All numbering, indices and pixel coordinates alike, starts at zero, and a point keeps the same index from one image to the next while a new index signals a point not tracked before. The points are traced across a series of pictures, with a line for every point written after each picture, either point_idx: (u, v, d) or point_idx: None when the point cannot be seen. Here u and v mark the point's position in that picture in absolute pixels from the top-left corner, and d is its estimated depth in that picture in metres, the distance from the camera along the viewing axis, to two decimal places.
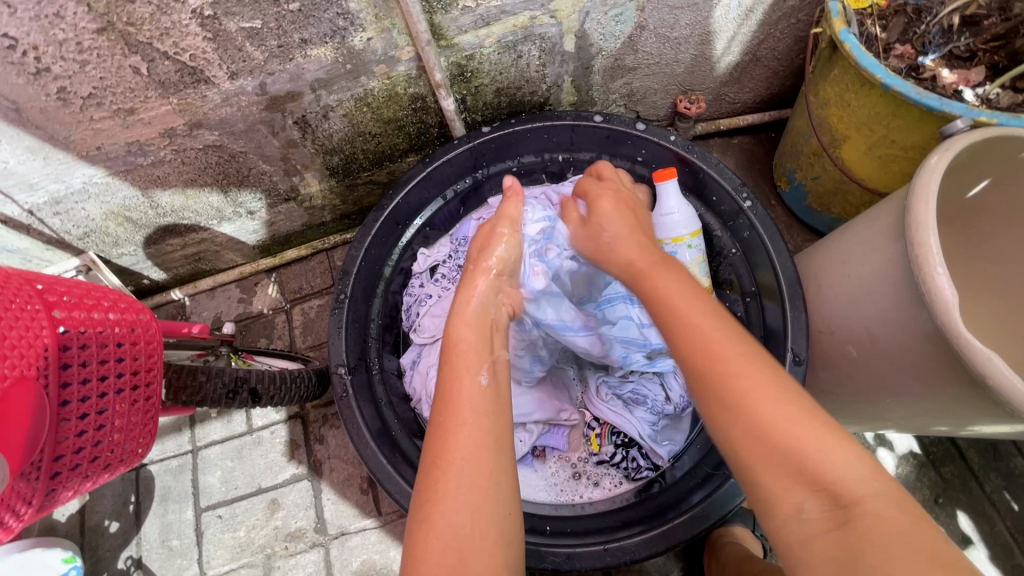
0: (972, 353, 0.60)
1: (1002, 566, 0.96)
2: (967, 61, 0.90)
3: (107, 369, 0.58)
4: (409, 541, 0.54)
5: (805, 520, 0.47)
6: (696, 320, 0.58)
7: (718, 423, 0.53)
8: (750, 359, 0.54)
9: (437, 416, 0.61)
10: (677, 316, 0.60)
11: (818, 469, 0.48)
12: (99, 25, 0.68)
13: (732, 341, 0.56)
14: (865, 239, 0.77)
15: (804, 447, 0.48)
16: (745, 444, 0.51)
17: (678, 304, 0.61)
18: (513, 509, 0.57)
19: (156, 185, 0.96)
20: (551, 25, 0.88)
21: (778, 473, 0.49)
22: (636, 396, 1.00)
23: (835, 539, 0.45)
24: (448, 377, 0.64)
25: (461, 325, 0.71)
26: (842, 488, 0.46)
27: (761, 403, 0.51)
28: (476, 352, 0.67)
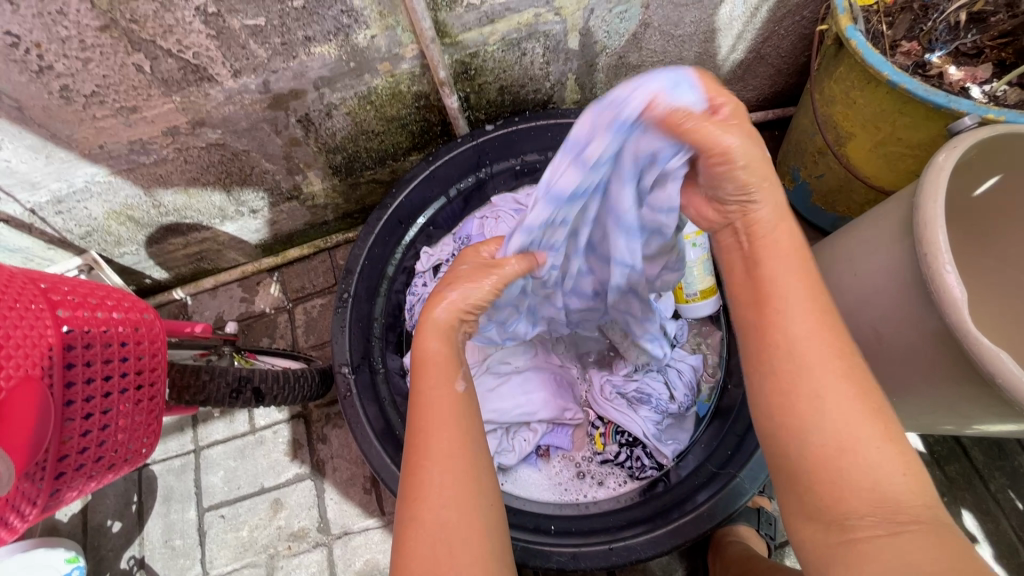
0: (981, 352, 0.60)
1: (1007, 565, 0.96)
2: (974, 58, 0.89)
3: (112, 369, 0.58)
4: (397, 539, 0.54)
5: (852, 525, 0.47)
6: (794, 309, 0.54)
7: (790, 423, 0.51)
8: (844, 360, 0.52)
9: (414, 425, 0.58)
10: (774, 300, 0.55)
11: (885, 483, 0.47)
12: (102, 23, 0.68)
13: (826, 339, 0.52)
14: (872, 237, 0.77)
15: (878, 463, 0.48)
16: (817, 448, 0.49)
17: (775, 285, 0.55)
18: (494, 500, 0.57)
19: (159, 184, 0.96)
20: (555, 23, 0.88)
21: (844, 483, 0.48)
22: (640, 394, 1.00)
23: (883, 547, 0.45)
24: (421, 385, 0.60)
25: (428, 335, 0.63)
26: (901, 504, 0.47)
27: (846, 412, 0.49)
28: (450, 360, 0.62)
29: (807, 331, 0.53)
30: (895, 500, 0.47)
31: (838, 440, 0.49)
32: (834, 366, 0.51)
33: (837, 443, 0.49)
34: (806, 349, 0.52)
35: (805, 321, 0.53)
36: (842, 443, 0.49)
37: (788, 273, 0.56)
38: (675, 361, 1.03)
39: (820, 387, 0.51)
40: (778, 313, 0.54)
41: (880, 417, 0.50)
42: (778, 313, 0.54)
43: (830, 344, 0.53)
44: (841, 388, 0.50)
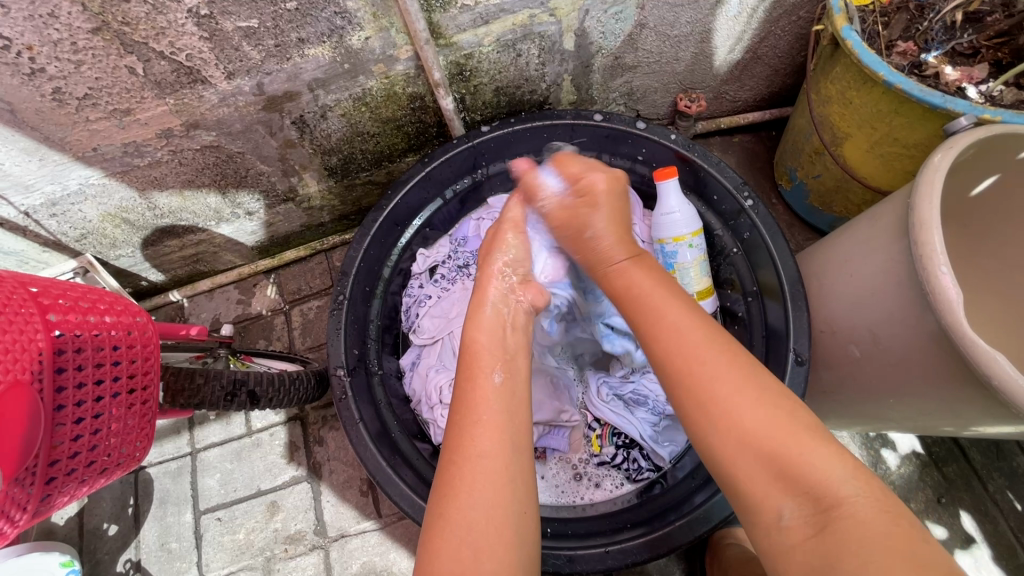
0: (977, 354, 0.59)
1: (1005, 567, 0.95)
2: (970, 58, 0.89)
3: (104, 373, 0.58)
4: (425, 540, 0.54)
5: (784, 525, 0.49)
6: (674, 322, 0.61)
7: (698, 431, 0.55)
8: (720, 353, 0.57)
9: (456, 417, 0.60)
10: (655, 316, 0.63)
11: (799, 472, 0.49)
12: (94, 25, 0.68)
13: (712, 345, 0.58)
14: (868, 238, 0.77)
15: (781, 449, 0.50)
16: (726, 449, 0.52)
17: (654, 302, 0.64)
18: (530, 509, 0.55)
19: (154, 186, 0.96)
20: (551, 23, 0.88)
21: (755, 474, 0.51)
22: (638, 397, 1.01)
23: (813, 542, 0.46)
24: (465, 379, 0.63)
25: (476, 329, 0.69)
26: (822, 488, 0.48)
27: (738, 410, 0.53)
28: (491, 352, 0.66)
29: (676, 332, 0.60)
30: (820, 486, 0.48)
31: (737, 429, 0.52)
32: (718, 366, 0.56)
33: (729, 437, 0.52)
34: (682, 352, 0.58)
35: (675, 323, 0.61)
36: (733, 434, 0.52)
37: (657, 293, 0.65)
38: None
39: (705, 380, 0.55)
40: (649, 326, 0.63)
41: (771, 405, 0.52)
42: (656, 325, 0.62)
43: (705, 344, 0.58)
44: (718, 383, 0.54)
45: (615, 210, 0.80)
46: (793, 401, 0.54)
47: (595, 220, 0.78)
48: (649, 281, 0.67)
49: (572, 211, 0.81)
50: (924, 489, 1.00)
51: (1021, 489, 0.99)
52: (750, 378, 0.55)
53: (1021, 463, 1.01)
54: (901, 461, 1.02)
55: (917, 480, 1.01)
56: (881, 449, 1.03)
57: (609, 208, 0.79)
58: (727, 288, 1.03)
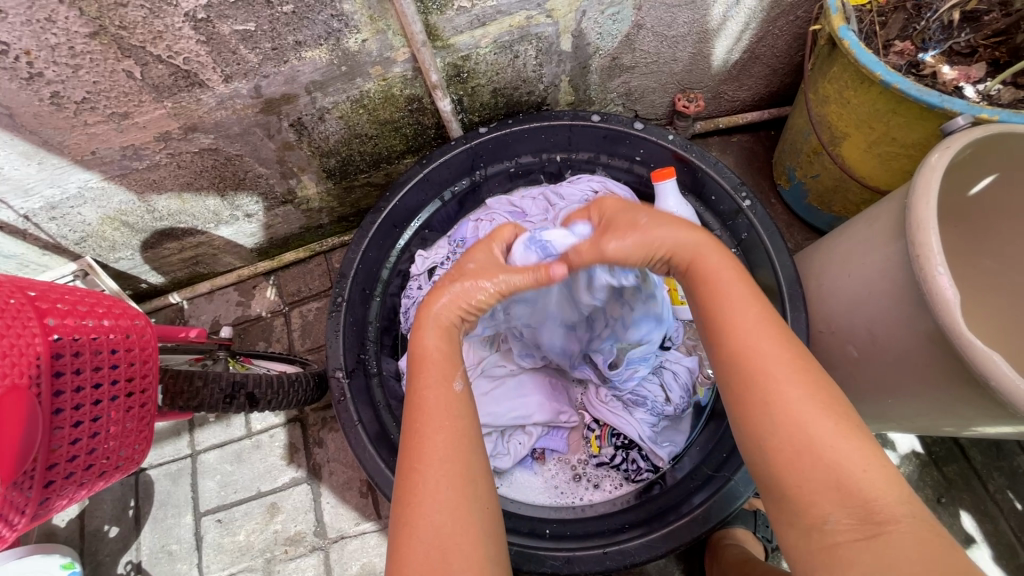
0: (975, 355, 0.59)
1: (1006, 566, 0.95)
2: (968, 57, 0.89)
3: (102, 377, 0.58)
4: (393, 542, 0.53)
5: (830, 530, 0.48)
6: (742, 315, 0.56)
7: (757, 430, 0.52)
8: (801, 366, 0.53)
9: (410, 424, 0.58)
10: (725, 307, 0.57)
11: (855, 486, 0.48)
12: (91, 29, 0.68)
13: (785, 348, 0.54)
14: (866, 238, 0.77)
15: (847, 463, 0.48)
16: (783, 454, 0.51)
17: (724, 290, 0.58)
18: (489, 504, 0.57)
19: (152, 189, 0.96)
20: (547, 25, 0.88)
21: (813, 483, 0.49)
22: (637, 397, 0.99)
23: (861, 550, 0.46)
24: (419, 387, 0.60)
25: (428, 332, 0.63)
26: (873, 501, 0.47)
27: (806, 417, 0.50)
28: (446, 358, 0.62)
29: (746, 338, 0.55)
30: (872, 500, 0.47)
31: (799, 436, 0.50)
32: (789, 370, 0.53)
33: (793, 444, 0.50)
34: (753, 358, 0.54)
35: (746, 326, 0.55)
36: (795, 443, 0.50)
37: (729, 284, 0.59)
38: (671, 362, 1.03)
39: (776, 388, 0.52)
40: (720, 325, 0.57)
41: (837, 416, 0.50)
42: (726, 320, 0.57)
43: (781, 352, 0.54)
44: (788, 392, 0.52)
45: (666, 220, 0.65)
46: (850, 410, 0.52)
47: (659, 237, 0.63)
48: (726, 265, 0.60)
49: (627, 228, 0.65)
50: (924, 489, 1.00)
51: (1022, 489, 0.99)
52: (817, 387, 0.52)
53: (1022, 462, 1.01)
54: (901, 461, 1.02)
55: (917, 480, 1.01)
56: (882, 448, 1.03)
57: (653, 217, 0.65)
58: None
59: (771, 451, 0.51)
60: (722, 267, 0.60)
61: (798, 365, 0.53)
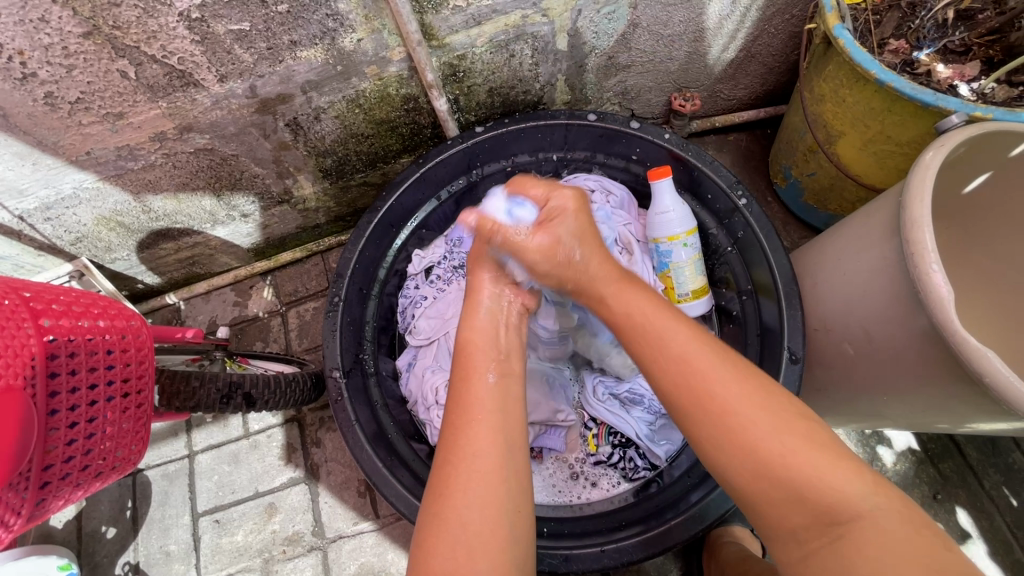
0: (969, 352, 0.59)
1: (1001, 563, 0.96)
2: (962, 56, 0.89)
3: (97, 378, 0.58)
4: (419, 542, 0.54)
5: (802, 538, 0.49)
6: (680, 351, 0.58)
7: (718, 461, 0.53)
8: (744, 385, 0.54)
9: (451, 420, 0.59)
10: (660, 348, 0.59)
11: (817, 494, 0.49)
12: (85, 29, 0.67)
13: (725, 373, 0.55)
14: (860, 235, 0.77)
15: (805, 473, 0.49)
16: (746, 476, 0.52)
17: (654, 333, 0.60)
18: (524, 505, 0.56)
19: (148, 189, 0.96)
20: (543, 24, 0.88)
21: (776, 498, 0.50)
22: (633, 396, 1.01)
23: (833, 556, 0.47)
24: (461, 380, 0.62)
25: (473, 327, 0.68)
26: (842, 505, 0.48)
27: (755, 435, 0.52)
28: (486, 350, 0.65)
29: (684, 362, 0.57)
30: (837, 503, 0.48)
31: (758, 450, 0.51)
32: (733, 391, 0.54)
33: (751, 462, 0.51)
34: (695, 382, 0.55)
35: (682, 349, 0.58)
36: (751, 459, 0.51)
37: (655, 324, 0.61)
38: None
39: (724, 403, 0.54)
40: (654, 353, 0.59)
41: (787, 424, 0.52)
42: (660, 344, 0.59)
43: (721, 378, 0.55)
44: (735, 408, 0.53)
45: (588, 231, 0.71)
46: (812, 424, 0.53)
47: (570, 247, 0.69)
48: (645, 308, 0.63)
49: (550, 244, 0.69)
50: (920, 486, 1.00)
51: (1017, 485, 1.00)
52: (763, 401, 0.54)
53: (1017, 459, 1.01)
54: (897, 458, 1.02)
55: (913, 477, 1.01)
56: (877, 446, 1.03)
57: (581, 225, 0.71)
58: (723, 287, 1.03)
59: (732, 471, 0.53)
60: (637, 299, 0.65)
61: (737, 376, 0.55)
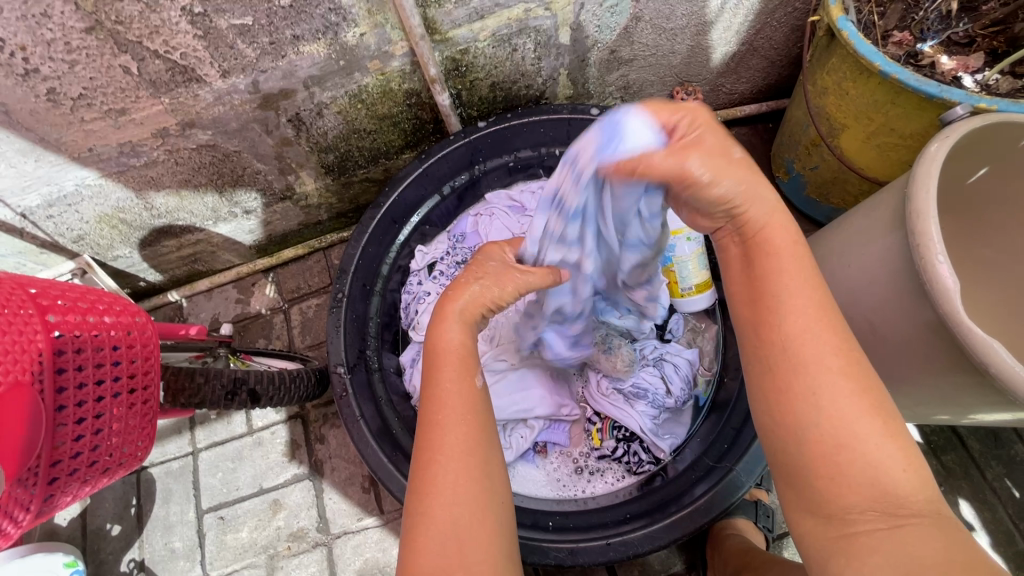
0: (974, 342, 0.59)
1: (1004, 553, 0.96)
2: (966, 47, 0.89)
3: (104, 374, 0.58)
4: (405, 543, 0.53)
5: (852, 520, 0.47)
6: (799, 306, 0.52)
7: (795, 427, 0.50)
8: (850, 358, 0.51)
9: (425, 417, 0.58)
10: (779, 297, 0.53)
11: (888, 481, 0.47)
12: (87, 24, 0.67)
13: (833, 338, 0.51)
14: (864, 228, 0.77)
15: (884, 460, 0.47)
16: (822, 447, 0.49)
17: (781, 279, 0.54)
18: (503, 497, 0.57)
19: (150, 186, 0.95)
20: (546, 17, 0.88)
21: (848, 476, 0.48)
22: (637, 390, 0.99)
23: (885, 540, 0.45)
24: (433, 379, 0.60)
25: (446, 327, 0.63)
26: (902, 498, 0.47)
27: (847, 408, 0.49)
28: (464, 354, 0.62)
29: (800, 325, 0.52)
30: (901, 496, 0.47)
31: (837, 433, 0.48)
32: (836, 360, 0.50)
33: (836, 434, 0.48)
34: (804, 348, 0.51)
35: (803, 316, 0.52)
36: (837, 440, 0.48)
37: (789, 269, 0.54)
38: (672, 355, 1.03)
39: (819, 388, 0.50)
40: (771, 315, 0.53)
41: (877, 417, 0.49)
42: (777, 307, 0.53)
43: (825, 340, 0.51)
44: (831, 392, 0.49)
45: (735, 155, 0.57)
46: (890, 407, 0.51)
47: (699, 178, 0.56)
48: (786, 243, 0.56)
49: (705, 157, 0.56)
50: None
51: (1019, 477, 1.00)
52: (860, 387, 0.50)
53: (1018, 451, 1.01)
54: None
55: None
56: None
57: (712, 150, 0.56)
58: None
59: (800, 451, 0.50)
60: (779, 240, 0.56)
61: (846, 360, 0.50)
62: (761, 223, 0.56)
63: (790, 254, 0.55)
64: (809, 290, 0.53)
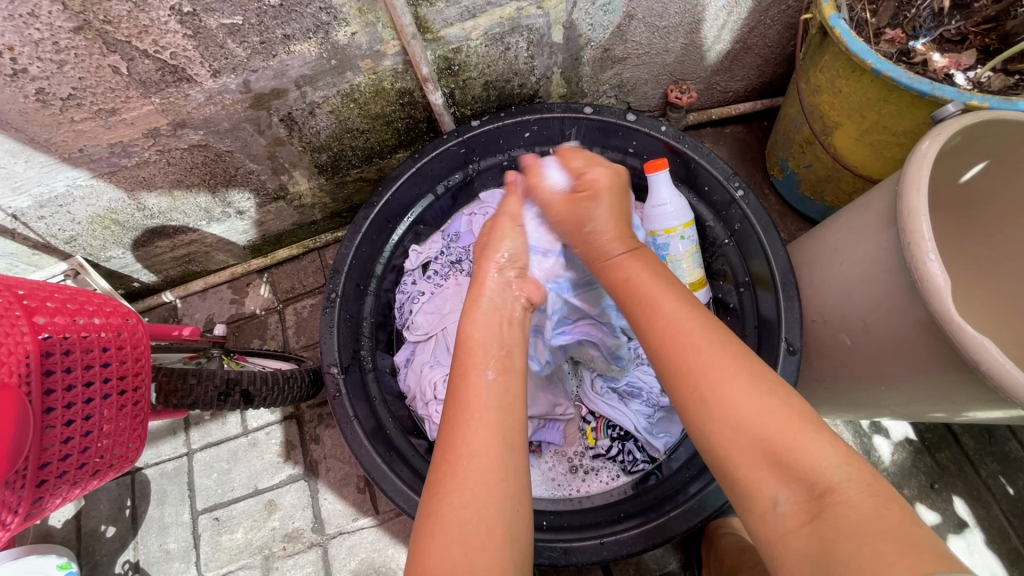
0: (965, 339, 0.59)
1: (998, 551, 0.96)
2: (958, 45, 0.89)
3: (94, 375, 0.58)
4: (416, 542, 0.54)
5: (780, 513, 0.49)
6: (667, 310, 0.61)
7: (697, 421, 0.55)
8: (724, 347, 0.57)
9: (449, 415, 0.59)
10: (648, 304, 0.62)
11: (788, 454, 0.49)
12: (75, 24, 0.67)
13: (702, 330, 0.58)
14: (856, 226, 0.77)
15: (778, 435, 0.50)
16: (721, 432, 0.52)
17: (647, 291, 0.64)
18: (522, 505, 0.55)
19: (142, 187, 0.95)
20: (538, 16, 0.87)
21: (749, 457, 0.51)
22: (631, 389, 1.02)
23: (809, 519, 0.47)
24: (459, 375, 0.61)
25: (474, 321, 0.66)
26: (815, 470, 0.48)
27: (729, 390, 0.53)
28: (492, 350, 0.63)
29: (672, 324, 0.59)
30: (807, 470, 0.48)
31: (732, 418, 0.52)
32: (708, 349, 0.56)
33: (726, 417, 0.52)
34: (679, 342, 0.58)
35: (669, 316, 0.60)
36: (730, 425, 0.52)
37: (648, 286, 0.64)
38: None
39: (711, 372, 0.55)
40: (647, 316, 0.61)
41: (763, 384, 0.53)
42: (648, 313, 0.62)
43: (695, 333, 0.58)
44: (717, 366, 0.55)
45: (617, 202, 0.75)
46: (786, 389, 0.54)
47: (595, 212, 0.74)
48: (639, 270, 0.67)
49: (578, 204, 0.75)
50: (917, 476, 1.01)
51: (1013, 474, 1.00)
52: (740, 358, 0.56)
53: (1013, 448, 1.01)
54: (894, 448, 1.03)
55: (910, 467, 1.01)
56: (875, 436, 1.03)
57: (613, 205, 0.75)
58: (720, 280, 1.03)
59: (715, 436, 0.53)
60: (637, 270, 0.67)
61: (715, 337, 0.58)
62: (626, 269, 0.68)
63: (645, 276, 0.66)
64: (673, 299, 0.62)
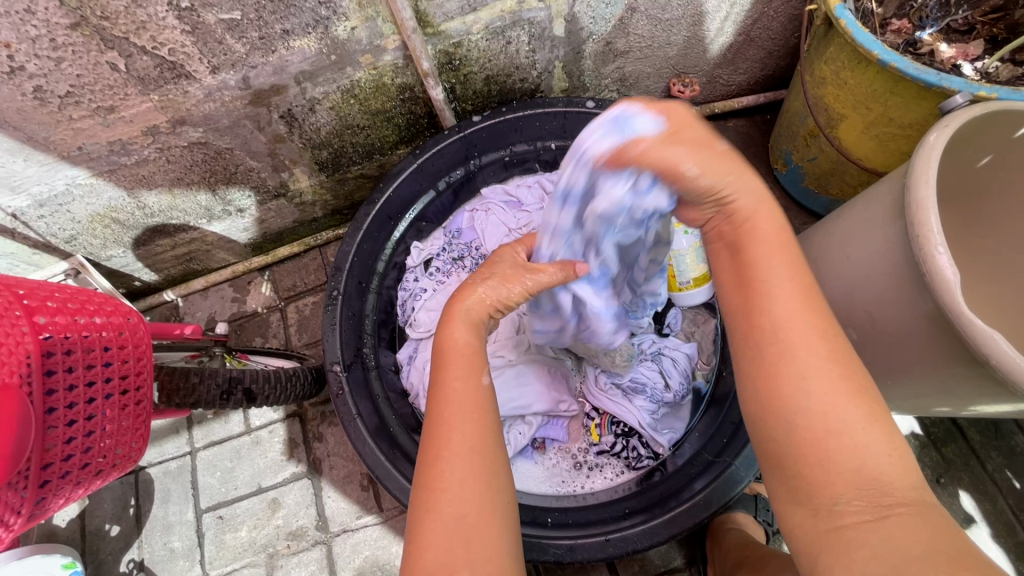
0: (975, 334, 0.59)
1: (1005, 545, 0.95)
2: (965, 35, 0.88)
3: (96, 375, 0.57)
4: (409, 536, 0.52)
5: (838, 512, 0.47)
6: (776, 294, 0.53)
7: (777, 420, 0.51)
8: (833, 349, 0.51)
9: (434, 413, 0.57)
10: (759, 286, 0.54)
11: (867, 472, 0.47)
12: (72, 20, 0.66)
13: (811, 327, 0.52)
14: (866, 220, 0.76)
15: (859, 446, 0.48)
16: (801, 439, 0.50)
17: (760, 268, 0.55)
18: (510, 495, 0.56)
19: (142, 185, 0.94)
20: (540, 9, 0.86)
21: (829, 465, 0.48)
22: (636, 384, 1.00)
23: (870, 533, 0.45)
24: (445, 377, 0.59)
25: (455, 325, 0.62)
26: (888, 487, 0.47)
27: (828, 397, 0.49)
28: (475, 353, 0.61)
29: (781, 322, 0.52)
30: (883, 485, 0.47)
31: (824, 421, 0.49)
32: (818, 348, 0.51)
33: (817, 428, 0.49)
34: (787, 342, 0.51)
35: (783, 306, 0.53)
36: (816, 432, 0.49)
37: (765, 264, 0.56)
38: (669, 349, 1.03)
39: (802, 365, 0.50)
40: (755, 303, 0.54)
41: (850, 376, 0.50)
42: (759, 296, 0.54)
43: (805, 329, 0.52)
44: (819, 370, 0.50)
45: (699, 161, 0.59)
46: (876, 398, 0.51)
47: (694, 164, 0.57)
48: (767, 245, 0.57)
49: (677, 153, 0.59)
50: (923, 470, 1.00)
51: (1019, 468, 0.99)
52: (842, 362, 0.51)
53: (1019, 442, 1.01)
54: None
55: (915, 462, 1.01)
56: None
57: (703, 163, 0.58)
58: None
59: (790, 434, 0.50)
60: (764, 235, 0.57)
61: (827, 339, 0.52)
62: (749, 211, 0.58)
63: (774, 243, 0.57)
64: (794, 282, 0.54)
